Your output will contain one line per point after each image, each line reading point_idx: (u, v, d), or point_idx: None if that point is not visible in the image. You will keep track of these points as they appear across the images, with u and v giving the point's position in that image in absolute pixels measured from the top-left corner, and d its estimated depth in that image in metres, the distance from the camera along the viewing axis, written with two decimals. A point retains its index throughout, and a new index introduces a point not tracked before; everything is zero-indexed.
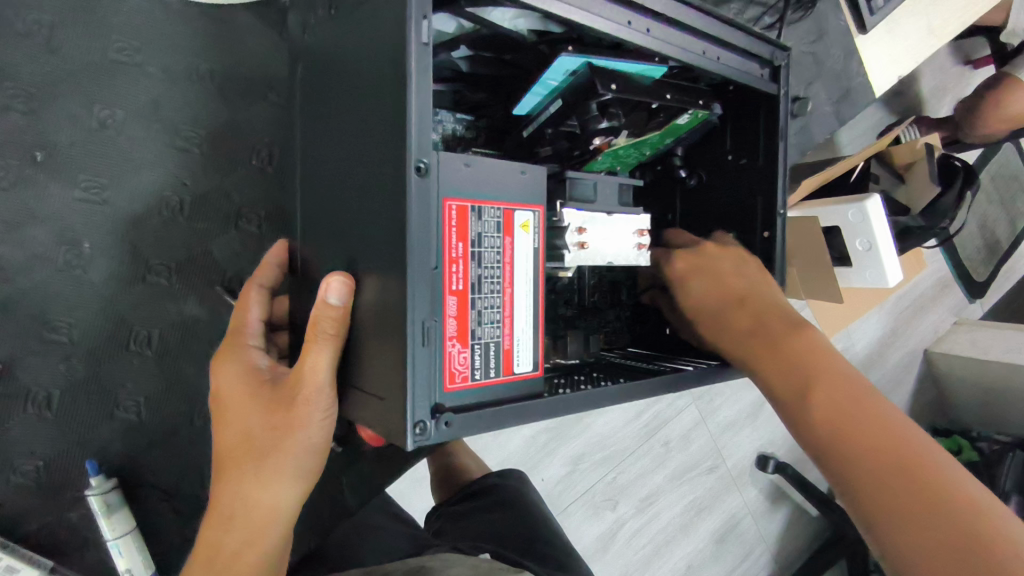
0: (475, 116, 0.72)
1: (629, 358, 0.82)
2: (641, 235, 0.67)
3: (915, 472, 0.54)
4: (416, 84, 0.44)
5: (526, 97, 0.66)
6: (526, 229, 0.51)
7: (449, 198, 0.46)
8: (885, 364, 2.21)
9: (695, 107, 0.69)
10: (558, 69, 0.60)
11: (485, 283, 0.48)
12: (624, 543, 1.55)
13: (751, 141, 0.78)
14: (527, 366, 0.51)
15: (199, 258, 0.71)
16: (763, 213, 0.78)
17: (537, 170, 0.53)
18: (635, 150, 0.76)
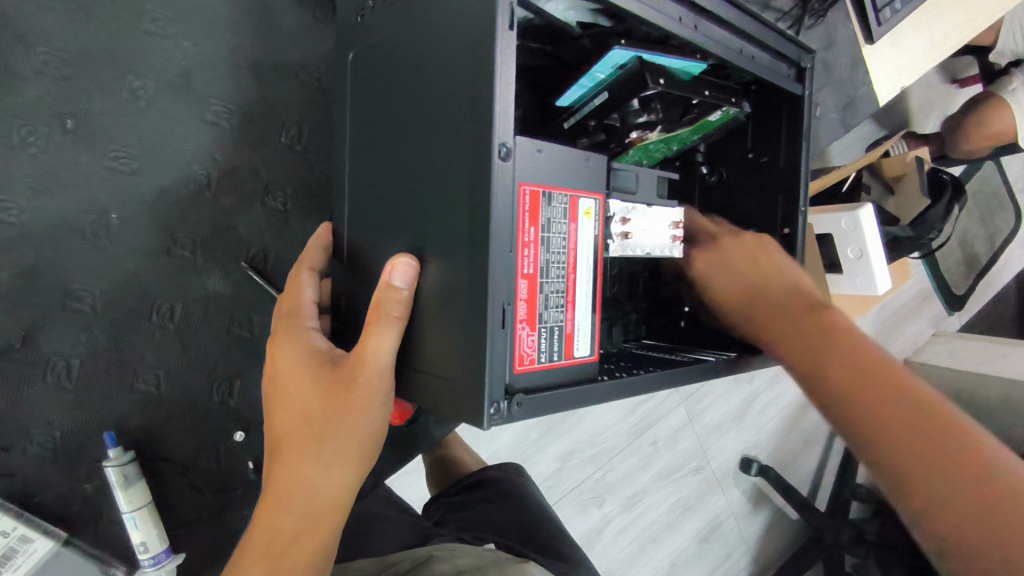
0: (512, 106, 0.74)
1: (649, 348, 0.86)
2: (675, 227, 0.70)
3: (941, 437, 0.56)
4: (501, 65, 0.44)
5: (571, 89, 0.67)
6: (588, 217, 0.52)
7: (523, 183, 0.46)
8: None
9: (728, 105, 0.71)
10: (607, 62, 0.62)
11: (552, 267, 0.49)
12: (610, 540, 1.57)
13: (772, 141, 0.80)
14: (585, 350, 0.52)
15: (225, 233, 0.71)
16: (784, 211, 0.80)
17: (598, 159, 0.53)
18: (664, 145, 0.78)
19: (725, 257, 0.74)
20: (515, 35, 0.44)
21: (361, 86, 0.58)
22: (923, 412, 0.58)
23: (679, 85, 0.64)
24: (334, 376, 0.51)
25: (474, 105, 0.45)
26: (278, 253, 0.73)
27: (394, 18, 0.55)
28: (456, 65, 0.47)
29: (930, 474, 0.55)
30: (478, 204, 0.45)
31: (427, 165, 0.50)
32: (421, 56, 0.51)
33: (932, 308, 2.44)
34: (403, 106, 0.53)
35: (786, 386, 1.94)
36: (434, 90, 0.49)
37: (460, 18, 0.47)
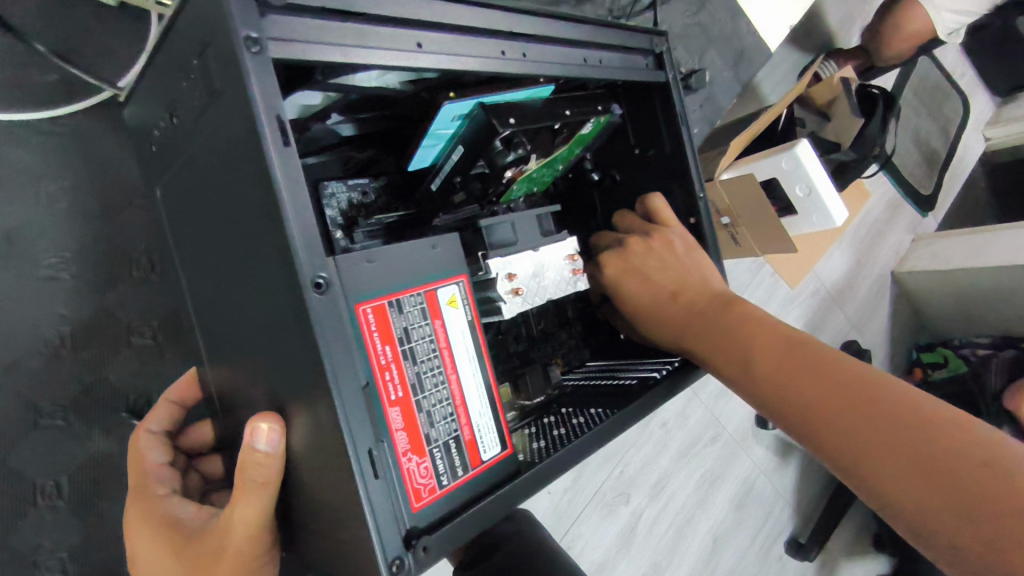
0: (372, 177, 0.67)
1: (592, 376, 0.80)
2: (573, 260, 0.64)
3: (887, 413, 0.54)
4: (286, 191, 0.39)
5: (421, 151, 0.63)
6: (455, 304, 0.48)
7: (360, 303, 0.41)
8: (858, 295, 2.23)
9: (595, 114, 0.66)
10: (446, 117, 0.57)
11: (425, 378, 0.44)
12: (646, 532, 1.52)
13: (655, 133, 0.75)
14: (495, 449, 0.48)
15: (96, 388, 0.66)
16: (684, 199, 0.76)
17: (450, 239, 0.49)
18: (548, 169, 0.72)
19: (636, 266, 0.72)
20: (293, 154, 0.39)
21: (176, 208, 0.53)
22: (866, 387, 0.56)
23: (527, 117, 0.58)
24: (196, 551, 0.48)
25: (265, 234, 0.41)
26: (161, 392, 0.68)
27: (178, 138, 0.50)
28: (239, 189, 0.43)
29: (887, 457, 0.53)
30: (308, 344, 0.39)
31: (247, 294, 0.45)
32: (212, 179, 0.46)
33: (908, 214, 2.38)
34: (210, 230, 0.48)
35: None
36: (230, 216, 0.45)
37: (231, 137, 0.42)
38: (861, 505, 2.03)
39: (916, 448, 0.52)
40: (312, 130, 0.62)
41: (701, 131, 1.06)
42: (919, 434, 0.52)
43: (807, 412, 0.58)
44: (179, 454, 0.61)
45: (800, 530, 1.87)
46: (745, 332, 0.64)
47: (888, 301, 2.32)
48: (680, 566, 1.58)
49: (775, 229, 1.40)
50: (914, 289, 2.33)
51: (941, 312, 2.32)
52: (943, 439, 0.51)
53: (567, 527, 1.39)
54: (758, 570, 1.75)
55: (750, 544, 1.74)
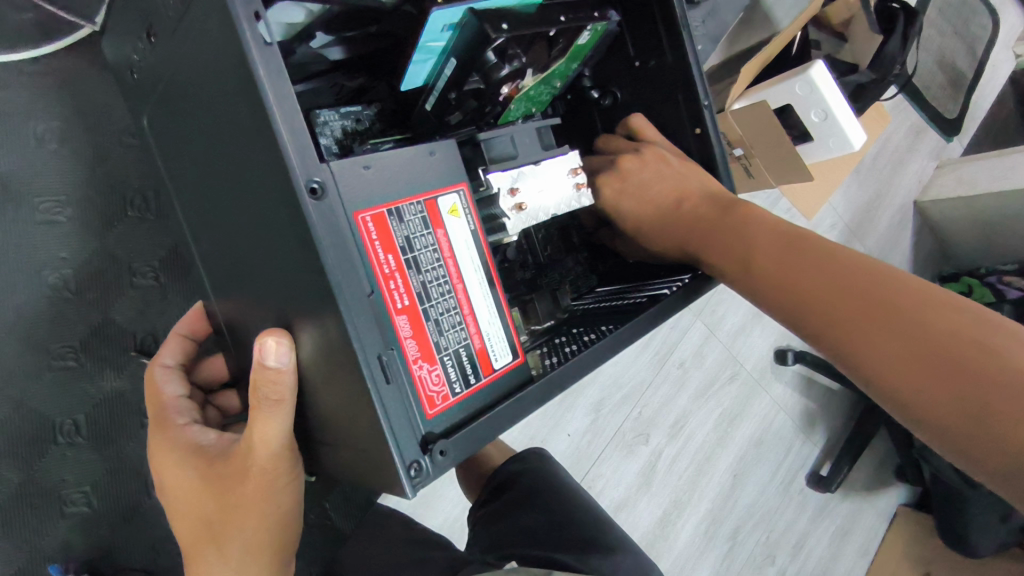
0: (365, 104, 0.65)
1: (601, 298, 0.79)
2: (576, 173, 0.62)
3: (890, 300, 0.51)
4: (271, 94, 0.37)
5: (412, 68, 0.59)
6: (457, 214, 0.45)
7: (360, 211, 0.40)
8: (879, 226, 2.18)
9: (592, 21, 0.63)
10: (435, 27, 0.53)
11: (432, 288, 0.42)
12: (665, 471, 1.54)
13: (655, 42, 0.72)
14: (508, 358, 0.46)
15: (105, 330, 0.67)
16: (688, 111, 0.73)
17: (446, 144, 0.46)
18: (546, 86, 0.70)
19: (634, 181, 0.69)
20: (276, 53, 0.37)
21: (161, 136, 0.52)
22: (867, 277, 0.53)
23: (521, 23, 0.56)
24: (223, 474, 0.48)
25: (252, 145, 0.40)
26: (167, 331, 0.69)
27: (154, 59, 0.49)
28: (221, 99, 0.41)
29: (888, 347, 0.50)
30: (306, 252, 0.39)
31: (237, 212, 0.45)
32: (192, 95, 0.45)
33: (931, 139, 2.29)
34: (195, 153, 0.48)
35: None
36: (213, 131, 0.44)
37: (207, 44, 0.40)
38: (882, 438, 2.03)
39: (916, 337, 0.49)
40: (297, 55, 0.59)
41: (706, 48, 1.01)
42: (918, 325, 0.49)
43: (805, 308, 0.55)
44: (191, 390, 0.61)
45: (822, 461, 1.87)
46: (748, 234, 0.61)
47: (910, 232, 2.26)
48: (700, 501, 1.60)
49: (789, 156, 1.34)
50: (937, 218, 2.26)
51: (965, 241, 2.29)
52: (943, 327, 0.48)
53: (588, 467, 1.42)
54: (779, 501, 1.77)
55: (771, 477, 1.76)
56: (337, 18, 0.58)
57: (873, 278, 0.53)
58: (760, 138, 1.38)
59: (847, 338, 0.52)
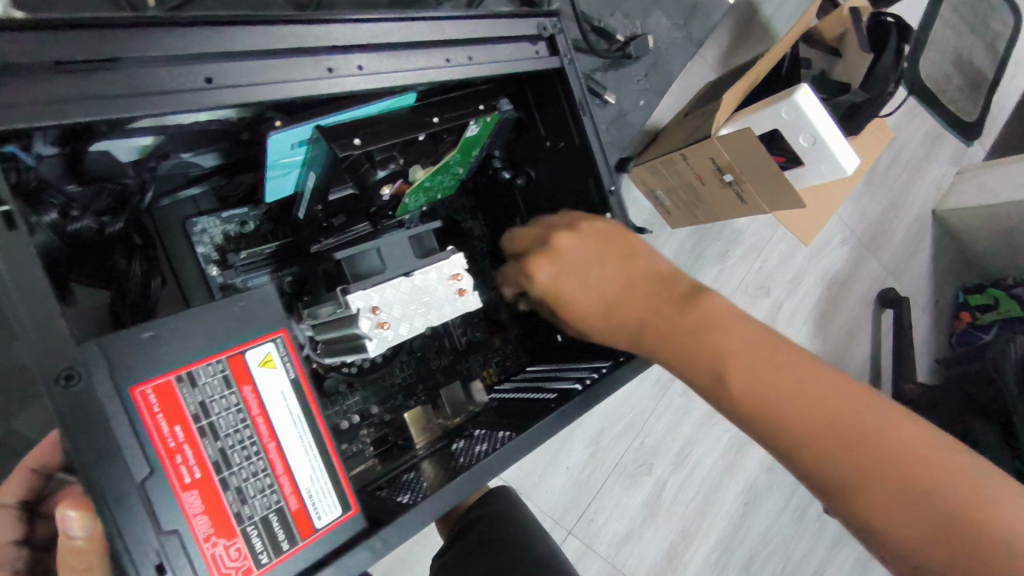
0: (254, 203, 0.63)
1: (521, 383, 0.78)
2: (457, 280, 0.58)
3: (863, 440, 0.47)
4: (10, 281, 0.34)
5: (280, 180, 0.58)
6: (272, 364, 0.43)
7: (137, 386, 0.37)
8: (895, 239, 2.07)
9: (475, 115, 0.60)
10: (284, 146, 0.51)
11: (233, 454, 0.41)
12: (670, 502, 1.48)
13: (562, 124, 0.68)
14: (332, 513, 0.45)
15: (9, 440, 0.69)
16: (597, 193, 0.69)
17: (263, 290, 0.43)
18: (443, 176, 0.69)
19: (575, 267, 0.61)
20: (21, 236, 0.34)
21: None
22: (845, 411, 0.48)
23: (387, 133, 0.54)
24: None
25: None
26: None
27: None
28: None
29: (867, 497, 0.46)
30: (65, 443, 0.35)
31: None
32: None
33: (949, 144, 2.16)
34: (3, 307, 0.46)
35: (805, 288, 1.86)
36: None
37: None
38: None
39: (903, 490, 0.45)
40: (165, 165, 0.57)
41: (651, 102, 0.96)
42: (906, 475, 0.45)
43: (774, 438, 0.50)
44: (42, 523, 0.56)
45: None
46: (713, 341, 0.53)
47: (928, 244, 2.15)
48: (709, 532, 1.54)
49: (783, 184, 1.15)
50: (958, 227, 2.15)
51: (993, 248, 2.17)
52: (917, 476, 0.45)
53: (589, 499, 1.35)
54: (795, 531, 1.70)
55: (784, 506, 1.68)
56: (195, 134, 0.54)
57: (850, 412, 0.48)
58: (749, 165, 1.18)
59: (823, 473, 0.48)
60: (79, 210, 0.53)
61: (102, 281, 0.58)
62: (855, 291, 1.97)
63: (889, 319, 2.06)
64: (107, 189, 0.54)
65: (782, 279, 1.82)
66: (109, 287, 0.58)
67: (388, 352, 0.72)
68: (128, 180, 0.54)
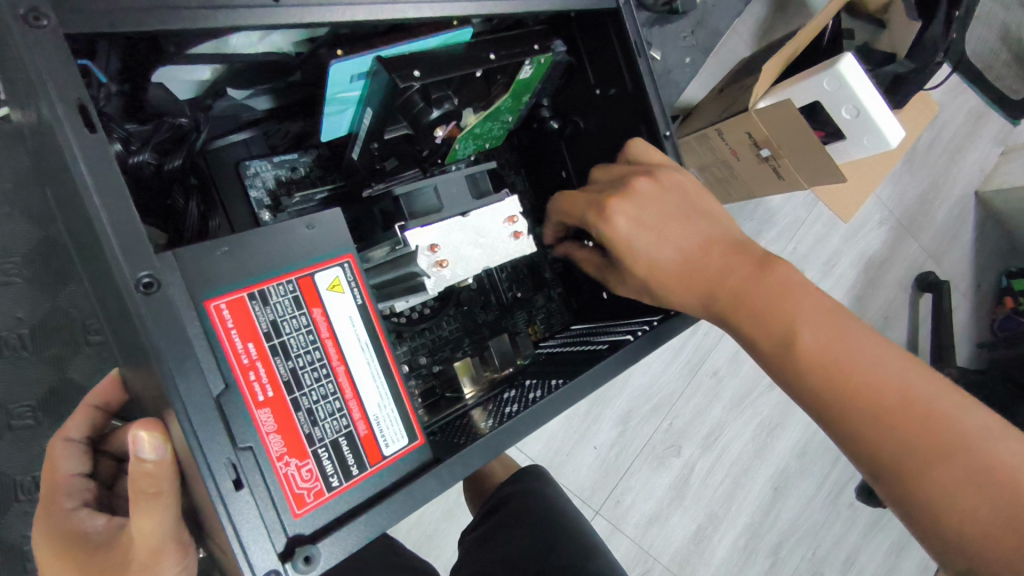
0: (304, 149, 0.62)
1: (566, 339, 0.77)
2: (513, 222, 0.58)
3: (926, 413, 0.49)
4: (92, 187, 0.35)
5: (335, 118, 0.58)
6: (340, 289, 0.43)
7: (213, 300, 0.38)
8: (937, 221, 2.01)
9: (531, 55, 0.59)
10: (343, 78, 0.51)
11: (304, 375, 0.41)
12: (699, 486, 1.46)
13: (614, 69, 0.67)
14: (398, 442, 0.45)
15: (62, 387, 0.70)
16: (651, 141, 0.68)
17: (329, 216, 0.44)
18: (494, 122, 0.68)
19: (654, 212, 0.59)
20: (100, 142, 0.35)
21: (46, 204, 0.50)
22: (910, 389, 0.50)
23: (445, 66, 0.54)
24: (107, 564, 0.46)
25: (91, 238, 0.38)
26: None
27: (31, 143, 0.48)
28: (63, 188, 0.40)
29: (926, 470, 0.48)
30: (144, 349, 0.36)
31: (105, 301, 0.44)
32: (53, 181, 0.44)
33: (996, 122, 2.09)
34: (71, 233, 0.46)
35: (841, 269, 1.82)
36: (70, 217, 0.43)
37: (45, 137, 0.39)
38: None
39: (965, 465, 0.47)
40: (221, 105, 0.57)
41: (696, 61, 0.93)
42: (981, 461, 0.47)
43: (840, 401, 0.51)
44: (103, 459, 0.57)
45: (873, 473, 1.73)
46: (784, 304, 0.54)
47: (972, 226, 2.08)
48: (738, 516, 1.52)
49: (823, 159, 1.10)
50: (1003, 209, 2.08)
51: None
52: (980, 455, 0.47)
53: (616, 481, 1.34)
54: (827, 517, 1.67)
55: (816, 491, 1.65)
56: (249, 68, 0.54)
57: (914, 391, 0.50)
58: (789, 137, 1.13)
59: (884, 442, 0.50)
60: (139, 145, 0.51)
61: (162, 221, 0.57)
62: (893, 273, 1.92)
63: (928, 304, 2.00)
64: (165, 125, 0.52)
65: (817, 260, 1.77)
66: (166, 228, 0.58)
67: (436, 304, 0.72)
68: (183, 120, 0.52)
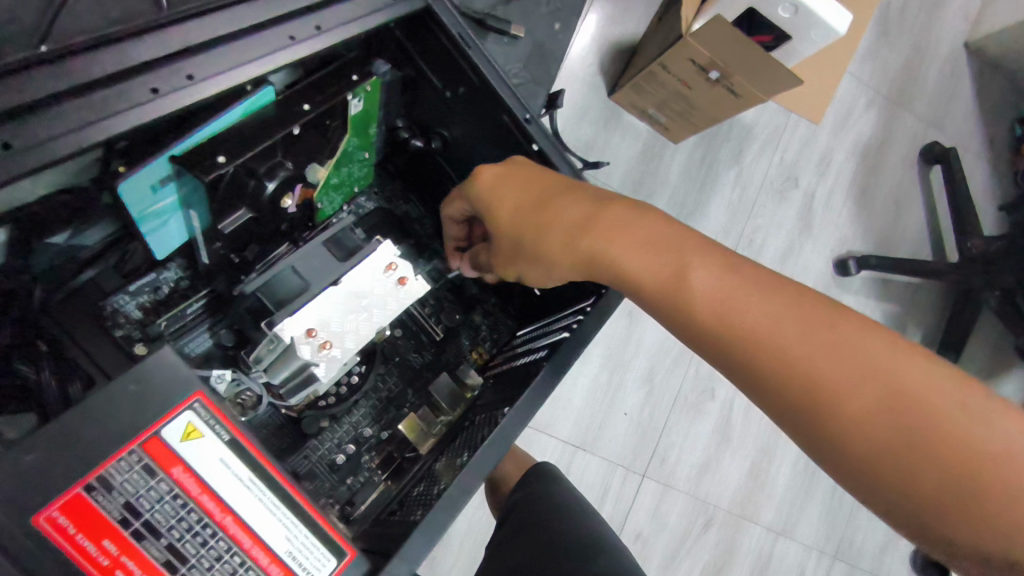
0: (164, 265, 0.61)
1: (516, 347, 0.74)
2: (392, 269, 0.57)
3: (824, 326, 0.45)
4: None
5: (173, 227, 0.56)
6: (198, 434, 0.39)
7: (40, 515, 0.34)
8: (929, 86, 1.88)
9: (349, 87, 0.56)
10: (149, 191, 0.49)
11: (190, 546, 0.38)
12: (743, 422, 1.40)
13: (449, 67, 0.62)
14: (326, 569, 0.43)
15: None
16: (517, 127, 0.63)
17: (152, 360, 0.38)
18: (352, 168, 0.66)
19: (531, 176, 0.60)
20: None
21: None
22: (804, 305, 0.46)
23: (252, 140, 0.51)
24: None
25: None
26: None
27: None
28: None
29: (825, 387, 0.43)
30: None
31: None
32: None
33: None
34: None
35: (838, 166, 1.71)
36: None
37: None
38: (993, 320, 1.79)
39: (869, 376, 0.43)
40: (42, 258, 0.53)
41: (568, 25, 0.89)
42: (883, 370, 0.43)
43: (728, 320, 0.47)
44: None
45: None
46: (663, 240, 0.52)
47: (969, 79, 1.94)
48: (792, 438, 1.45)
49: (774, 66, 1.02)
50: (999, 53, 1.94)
51: None
52: (887, 365, 0.43)
53: (656, 439, 1.31)
54: None
55: None
56: (52, 214, 0.51)
57: (808, 305, 0.46)
58: (736, 54, 1.06)
59: (782, 362, 0.45)
60: None
61: (31, 403, 0.51)
62: (893, 154, 1.80)
63: (940, 176, 1.86)
64: None
65: (809, 162, 1.67)
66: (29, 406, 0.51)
67: (363, 367, 0.67)
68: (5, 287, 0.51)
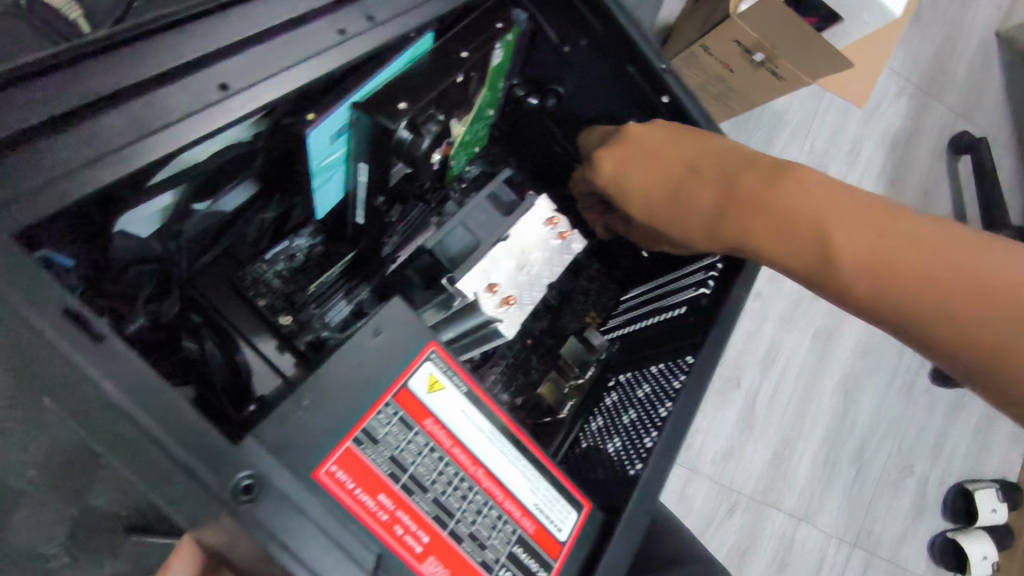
0: (293, 233, 0.61)
1: (633, 310, 0.70)
2: (553, 222, 0.54)
3: (970, 272, 0.50)
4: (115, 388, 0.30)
5: (325, 182, 0.56)
6: (440, 385, 0.42)
7: (321, 467, 0.36)
8: (960, 74, 1.85)
9: (497, 34, 0.54)
10: (324, 139, 0.48)
11: (450, 499, 0.40)
12: (767, 409, 1.39)
13: (575, 19, 0.60)
14: (569, 521, 0.46)
15: None
16: (648, 79, 0.61)
17: (389, 311, 0.41)
18: (479, 126, 0.64)
19: (650, 151, 0.59)
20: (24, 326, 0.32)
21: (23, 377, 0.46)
22: (950, 254, 0.50)
23: (416, 86, 0.49)
24: None
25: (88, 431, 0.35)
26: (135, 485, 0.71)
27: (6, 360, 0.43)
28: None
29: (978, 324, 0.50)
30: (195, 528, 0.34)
31: None
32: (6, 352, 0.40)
33: None
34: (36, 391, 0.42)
35: (867, 156, 1.69)
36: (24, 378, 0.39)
37: None
38: None
39: (1010, 305, 0.49)
40: (194, 223, 0.55)
41: None
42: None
43: (883, 285, 0.51)
44: None
45: None
46: (810, 210, 0.52)
47: (998, 69, 1.92)
48: (816, 423, 1.44)
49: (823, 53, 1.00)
50: None
51: None
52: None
53: None
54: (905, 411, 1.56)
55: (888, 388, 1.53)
56: (211, 177, 0.53)
57: (953, 254, 0.50)
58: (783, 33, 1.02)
59: (937, 312, 0.50)
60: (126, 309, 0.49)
61: (190, 376, 0.51)
62: (925, 141, 1.78)
63: (966, 167, 1.83)
64: (147, 272, 0.51)
65: (839, 151, 1.65)
66: (189, 378, 0.51)
67: None
68: (160, 256, 0.52)
